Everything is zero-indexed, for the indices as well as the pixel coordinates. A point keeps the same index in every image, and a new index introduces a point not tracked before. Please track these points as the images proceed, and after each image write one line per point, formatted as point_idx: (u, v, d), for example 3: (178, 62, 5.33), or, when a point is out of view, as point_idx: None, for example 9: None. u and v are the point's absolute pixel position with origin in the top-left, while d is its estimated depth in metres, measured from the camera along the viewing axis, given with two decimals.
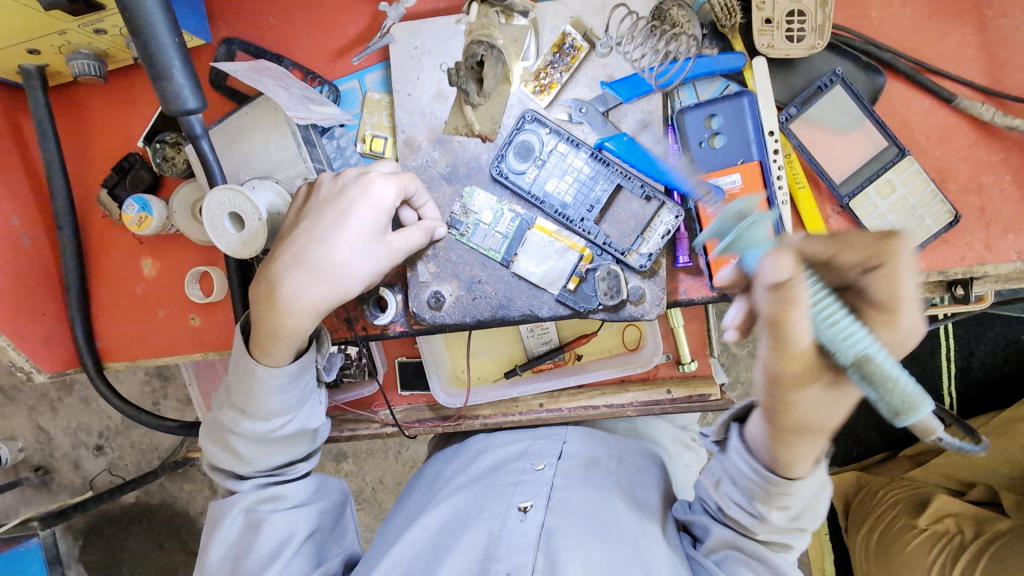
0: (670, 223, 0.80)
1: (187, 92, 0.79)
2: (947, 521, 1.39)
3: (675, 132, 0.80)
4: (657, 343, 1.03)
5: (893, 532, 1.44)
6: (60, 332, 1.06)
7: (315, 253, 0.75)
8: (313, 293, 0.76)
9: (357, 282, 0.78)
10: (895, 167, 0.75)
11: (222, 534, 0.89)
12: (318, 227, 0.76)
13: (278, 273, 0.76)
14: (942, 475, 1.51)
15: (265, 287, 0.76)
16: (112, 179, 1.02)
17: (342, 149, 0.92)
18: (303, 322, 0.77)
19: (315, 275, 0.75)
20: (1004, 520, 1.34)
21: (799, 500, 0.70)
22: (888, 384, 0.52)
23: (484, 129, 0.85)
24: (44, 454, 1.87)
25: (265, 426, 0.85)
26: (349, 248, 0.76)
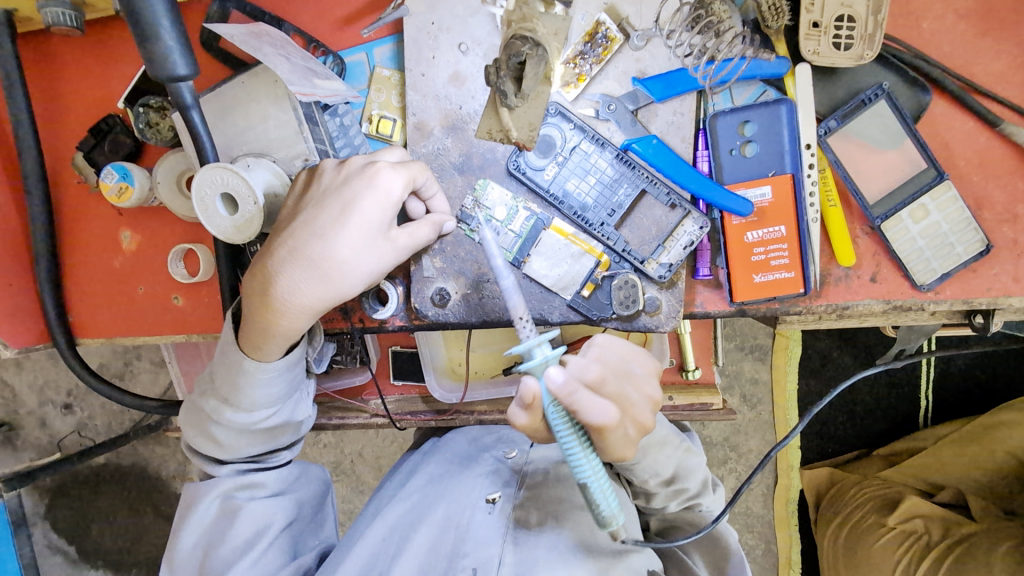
0: (694, 234, 0.77)
1: (177, 56, 0.71)
2: (915, 521, 1.41)
3: (706, 136, 0.76)
4: (663, 350, 1.02)
5: (862, 528, 1.47)
6: (26, 305, 0.98)
7: (314, 249, 0.69)
8: (310, 292, 0.70)
9: (358, 281, 0.72)
10: (932, 191, 0.73)
11: (195, 519, 0.84)
12: (318, 221, 0.70)
13: (273, 267, 0.70)
14: (913, 476, 1.55)
15: (257, 282, 0.70)
16: (88, 143, 0.94)
17: (345, 127, 0.85)
18: (297, 321, 0.72)
19: (314, 273, 0.70)
20: (969, 524, 1.36)
21: (664, 467, 0.89)
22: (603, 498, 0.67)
23: (522, 136, 0.78)
24: (10, 408, 1.79)
25: (247, 418, 0.80)
26: (351, 245, 0.70)
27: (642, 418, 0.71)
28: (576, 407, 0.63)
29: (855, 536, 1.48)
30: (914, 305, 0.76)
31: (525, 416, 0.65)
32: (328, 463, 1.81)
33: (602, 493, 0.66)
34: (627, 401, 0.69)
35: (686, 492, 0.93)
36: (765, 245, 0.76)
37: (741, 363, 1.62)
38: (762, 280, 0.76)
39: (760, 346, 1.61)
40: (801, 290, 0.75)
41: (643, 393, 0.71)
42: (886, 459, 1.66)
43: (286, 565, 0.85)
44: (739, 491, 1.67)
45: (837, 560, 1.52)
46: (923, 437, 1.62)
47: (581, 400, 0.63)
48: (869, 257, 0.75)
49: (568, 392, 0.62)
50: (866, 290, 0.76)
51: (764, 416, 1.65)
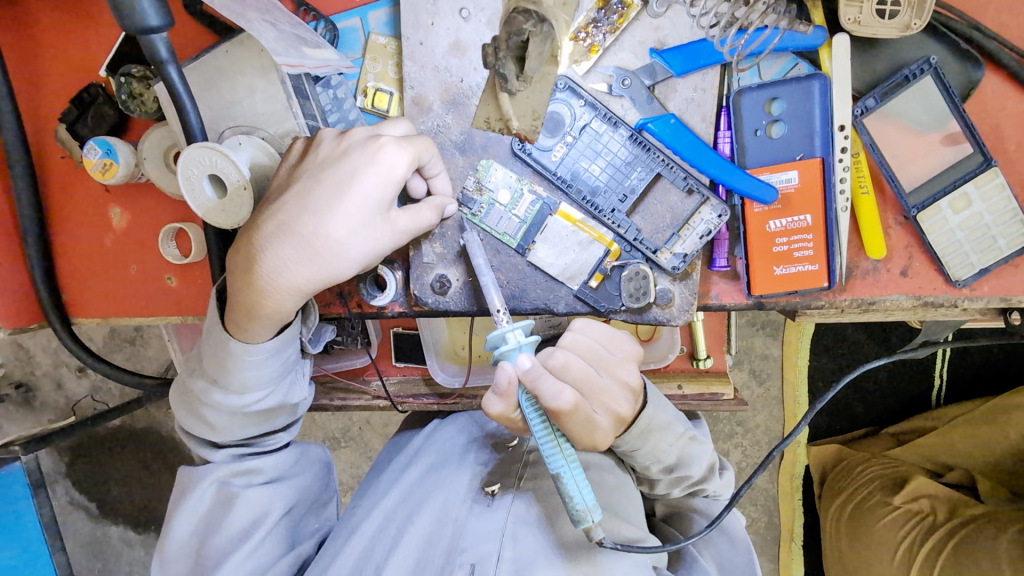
0: (711, 222, 0.71)
1: (146, 5, 0.63)
2: (921, 501, 1.38)
3: (729, 115, 0.70)
4: (674, 337, 0.99)
5: (867, 505, 1.45)
6: (17, 285, 0.95)
7: (306, 225, 0.63)
8: (299, 272, 0.64)
9: (352, 263, 0.66)
10: (977, 177, 0.68)
11: (191, 505, 0.84)
12: (312, 194, 0.64)
13: (260, 241, 0.64)
14: (923, 455, 1.51)
15: (242, 256, 0.65)
16: (71, 114, 0.89)
17: (339, 101, 0.79)
18: (285, 303, 0.66)
19: (304, 250, 0.64)
20: (978, 504, 1.32)
21: (665, 454, 0.84)
22: (575, 489, 0.64)
23: (524, 126, 0.73)
24: (25, 370, 1.78)
25: (238, 401, 0.78)
26: (347, 223, 0.64)
27: (619, 407, 0.70)
28: (538, 392, 0.63)
29: (860, 513, 1.47)
30: (947, 302, 0.71)
31: (501, 405, 0.65)
32: (336, 429, 1.81)
33: (575, 483, 0.64)
34: (601, 389, 0.68)
35: (689, 480, 0.88)
36: (788, 236, 0.70)
37: (753, 339, 1.58)
38: (782, 273, 0.71)
39: (773, 321, 1.56)
40: (825, 284, 0.70)
41: (619, 378, 0.70)
42: (896, 437, 1.63)
43: (285, 555, 0.85)
44: (744, 465, 1.63)
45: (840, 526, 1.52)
46: (935, 416, 1.59)
47: (545, 385, 0.63)
48: (901, 249, 0.71)
49: (533, 377, 0.63)
50: (895, 284, 0.72)
51: (772, 391, 1.60)
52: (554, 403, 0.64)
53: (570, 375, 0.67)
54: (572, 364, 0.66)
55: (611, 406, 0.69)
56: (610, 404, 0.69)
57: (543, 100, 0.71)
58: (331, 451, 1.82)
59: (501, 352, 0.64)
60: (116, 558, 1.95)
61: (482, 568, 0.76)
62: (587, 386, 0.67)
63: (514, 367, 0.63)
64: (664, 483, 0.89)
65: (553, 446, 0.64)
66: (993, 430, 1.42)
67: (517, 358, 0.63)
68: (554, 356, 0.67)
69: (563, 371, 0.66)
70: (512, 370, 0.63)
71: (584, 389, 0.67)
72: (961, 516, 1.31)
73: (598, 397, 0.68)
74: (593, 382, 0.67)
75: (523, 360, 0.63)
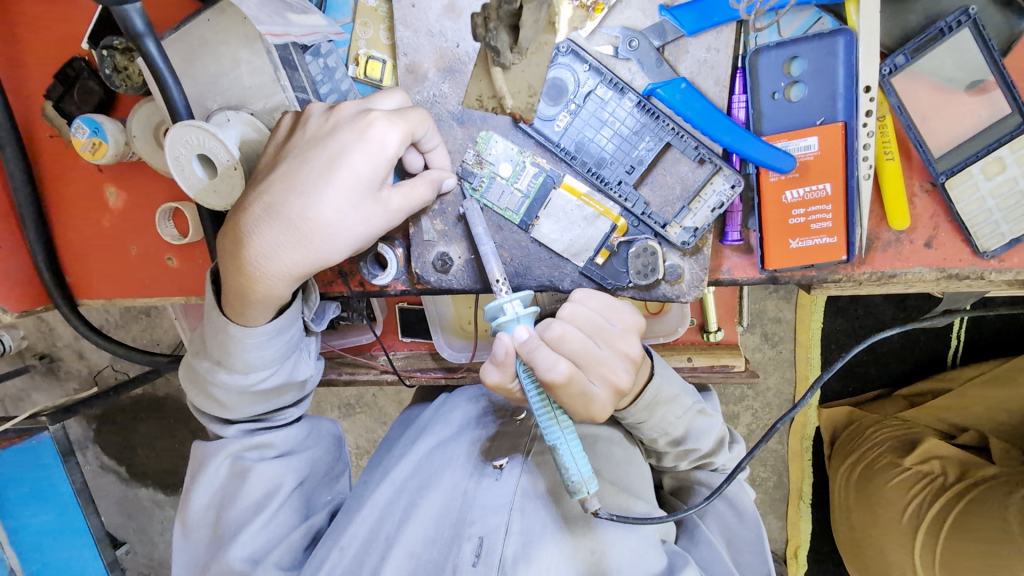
0: (724, 194, 0.68)
1: None
2: (932, 462, 1.37)
3: (745, 78, 0.66)
4: (684, 312, 0.95)
5: (877, 467, 1.46)
6: (20, 268, 0.94)
7: (294, 207, 0.61)
8: (289, 256, 0.62)
9: (343, 245, 0.64)
10: (1015, 140, 0.63)
11: (206, 479, 0.85)
12: (299, 175, 0.62)
13: (247, 225, 0.62)
14: (935, 417, 1.50)
15: (229, 240, 0.63)
16: (56, 90, 0.86)
17: (330, 70, 0.75)
18: (277, 287, 0.64)
19: (293, 234, 0.62)
20: (990, 466, 1.30)
21: (674, 426, 0.83)
22: (570, 460, 0.62)
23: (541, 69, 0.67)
24: (47, 342, 1.80)
25: (243, 380, 0.77)
26: (336, 205, 0.61)
27: (620, 378, 0.67)
28: (534, 363, 0.61)
29: (869, 475, 1.48)
30: (972, 274, 0.68)
31: (497, 374, 0.63)
32: (350, 396, 1.83)
33: (571, 454, 0.62)
34: (600, 360, 0.66)
35: (697, 453, 0.87)
36: (805, 207, 0.66)
37: (765, 303, 1.54)
38: (798, 246, 0.67)
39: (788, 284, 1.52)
40: (844, 257, 0.66)
41: (619, 349, 0.68)
42: (909, 399, 1.61)
43: (298, 526, 0.86)
44: (754, 427, 1.63)
45: (848, 489, 1.54)
46: (950, 378, 1.56)
47: (542, 356, 0.61)
48: (926, 219, 0.67)
49: (529, 348, 0.61)
50: (918, 256, 0.68)
51: (784, 354, 1.57)
52: (549, 375, 0.62)
53: (567, 346, 0.64)
54: (569, 336, 0.64)
55: (610, 377, 0.66)
56: (609, 375, 0.66)
57: (540, 74, 0.67)
58: (347, 417, 1.85)
59: (498, 322, 0.62)
60: (149, 518, 2.02)
61: (491, 540, 0.76)
62: (585, 358, 0.65)
63: (510, 336, 0.61)
64: (673, 456, 0.89)
65: (548, 416, 0.62)
66: (1009, 391, 1.39)
67: (515, 329, 0.61)
68: (552, 327, 0.64)
69: (561, 343, 0.64)
70: (509, 341, 0.61)
71: (581, 360, 0.65)
72: (970, 477, 1.30)
73: (597, 368, 0.66)
74: (591, 353, 0.65)
75: (520, 330, 0.61)
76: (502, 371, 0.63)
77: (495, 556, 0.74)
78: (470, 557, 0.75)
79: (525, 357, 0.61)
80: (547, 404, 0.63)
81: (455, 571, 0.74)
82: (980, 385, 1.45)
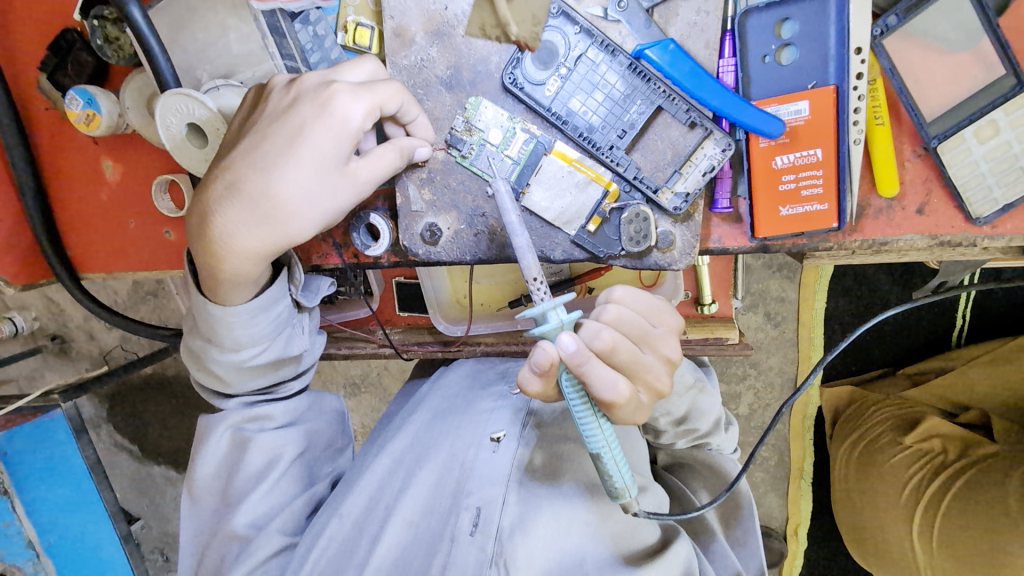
0: (715, 158, 0.67)
1: None
2: (933, 440, 1.38)
3: (734, 41, 0.64)
4: (678, 283, 0.95)
5: (879, 445, 1.47)
6: (23, 241, 0.97)
7: (255, 185, 0.62)
8: (252, 235, 0.63)
9: (309, 223, 0.64)
10: (1008, 103, 0.61)
11: (209, 451, 0.86)
12: (260, 152, 0.62)
13: (211, 203, 0.62)
14: (937, 396, 1.50)
15: (196, 221, 0.64)
16: (51, 63, 0.86)
17: (319, 38, 0.72)
18: (245, 266, 0.65)
19: (255, 211, 0.62)
20: (991, 444, 1.30)
21: (678, 405, 0.86)
22: (614, 468, 0.66)
23: (516, 27, 0.67)
24: (58, 323, 1.83)
25: (235, 357, 0.79)
26: (299, 181, 0.62)
27: (661, 382, 0.67)
28: (587, 378, 0.60)
29: (871, 451, 1.49)
30: (964, 241, 0.67)
31: (537, 383, 0.62)
32: (356, 375, 1.85)
33: (615, 463, 0.66)
34: (645, 367, 0.65)
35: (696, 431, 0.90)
36: (796, 172, 0.66)
37: (768, 282, 1.53)
38: (789, 213, 0.67)
39: (792, 264, 1.50)
40: (834, 225, 0.66)
41: (661, 353, 0.67)
42: (912, 379, 1.60)
43: (300, 494, 0.88)
44: (756, 407, 1.63)
45: (849, 472, 1.55)
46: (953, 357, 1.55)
47: (592, 369, 0.59)
48: (917, 184, 0.66)
49: (580, 361, 0.59)
50: (910, 223, 0.67)
51: (787, 333, 1.57)
52: (604, 394, 0.61)
53: (615, 352, 0.62)
54: (619, 346, 0.62)
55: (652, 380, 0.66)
56: (653, 381, 0.66)
57: (526, 40, 0.67)
58: (352, 396, 1.87)
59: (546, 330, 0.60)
60: (162, 494, 2.07)
61: (487, 510, 0.76)
62: (633, 366, 0.64)
63: (561, 344, 0.58)
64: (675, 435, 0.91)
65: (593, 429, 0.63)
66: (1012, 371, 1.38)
67: (560, 337, 0.59)
68: (603, 334, 0.61)
69: (611, 353, 0.62)
70: (556, 351, 0.59)
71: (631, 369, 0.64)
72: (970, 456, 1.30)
73: (643, 375, 0.65)
74: (639, 361, 0.64)
75: (570, 340, 0.59)
76: (543, 380, 0.62)
77: (492, 526, 0.75)
78: (468, 526, 0.76)
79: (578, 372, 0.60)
80: (593, 415, 0.64)
81: (453, 540, 0.75)
82: (983, 364, 1.45)
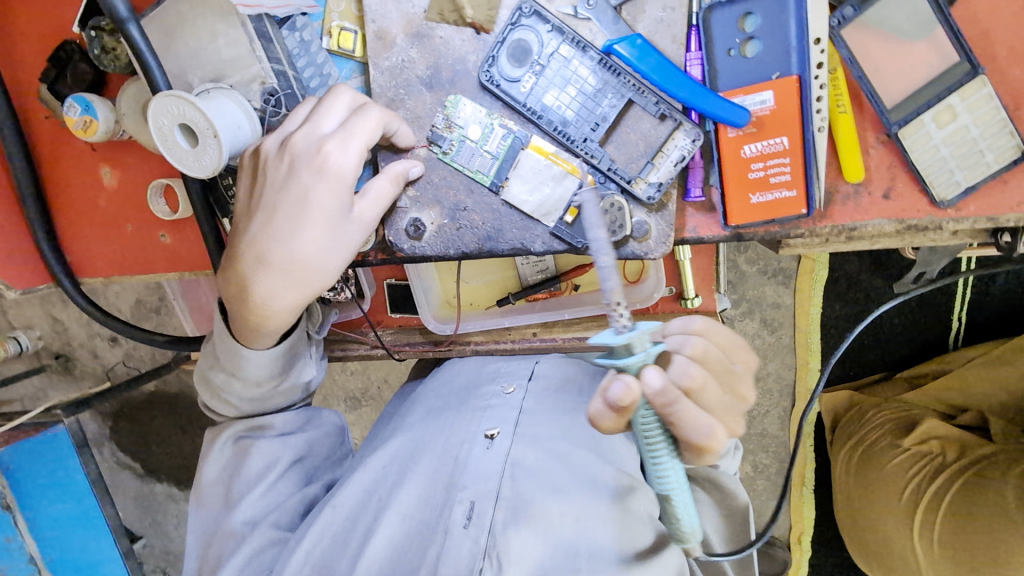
0: (685, 148, 0.69)
1: None
2: (931, 442, 1.37)
3: (700, 35, 0.67)
4: (660, 278, 0.96)
5: (878, 449, 1.44)
6: (24, 247, 0.99)
7: (281, 253, 0.68)
8: (288, 294, 0.70)
9: (334, 272, 0.72)
10: (963, 88, 0.63)
11: (214, 457, 0.90)
12: (279, 221, 0.69)
13: (245, 276, 0.70)
14: (935, 399, 1.49)
15: (234, 292, 0.71)
16: (50, 73, 0.90)
17: (306, 43, 0.77)
18: (284, 319, 0.73)
19: (287, 275, 0.69)
20: (989, 445, 1.30)
21: None
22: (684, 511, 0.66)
23: (478, 15, 0.71)
24: (62, 342, 1.85)
25: (258, 389, 0.86)
26: (320, 240, 0.69)
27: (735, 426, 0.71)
28: (675, 417, 0.62)
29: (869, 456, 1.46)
30: (930, 225, 0.68)
31: (609, 415, 0.63)
32: (356, 389, 1.86)
33: (685, 508, 0.67)
34: (728, 409, 0.69)
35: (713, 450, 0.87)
36: (764, 160, 0.68)
37: (763, 289, 1.54)
38: (759, 200, 0.69)
39: (785, 270, 1.51)
40: (804, 210, 0.68)
41: (739, 392, 0.72)
42: (910, 382, 1.59)
43: (294, 493, 0.88)
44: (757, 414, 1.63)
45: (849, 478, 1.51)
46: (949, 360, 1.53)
47: (681, 410, 0.62)
48: (882, 169, 0.68)
49: (671, 401, 0.61)
50: (877, 208, 0.69)
51: (784, 340, 1.58)
52: (687, 433, 0.63)
53: (700, 391, 0.65)
54: (709, 388, 0.65)
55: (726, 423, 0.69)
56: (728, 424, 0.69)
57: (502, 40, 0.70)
58: (353, 410, 1.88)
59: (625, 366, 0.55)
60: (164, 513, 2.07)
61: (480, 504, 0.77)
62: (717, 407, 0.67)
63: (647, 381, 0.59)
64: None
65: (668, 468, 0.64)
66: (1008, 372, 1.38)
67: (647, 372, 0.60)
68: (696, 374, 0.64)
69: (699, 393, 0.65)
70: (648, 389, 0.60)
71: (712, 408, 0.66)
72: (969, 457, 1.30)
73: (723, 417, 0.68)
74: (723, 403, 0.68)
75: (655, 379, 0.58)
76: (617, 414, 0.63)
77: (486, 519, 0.75)
78: (461, 519, 0.76)
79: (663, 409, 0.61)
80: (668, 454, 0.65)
81: (446, 533, 0.75)
82: (978, 367, 1.42)
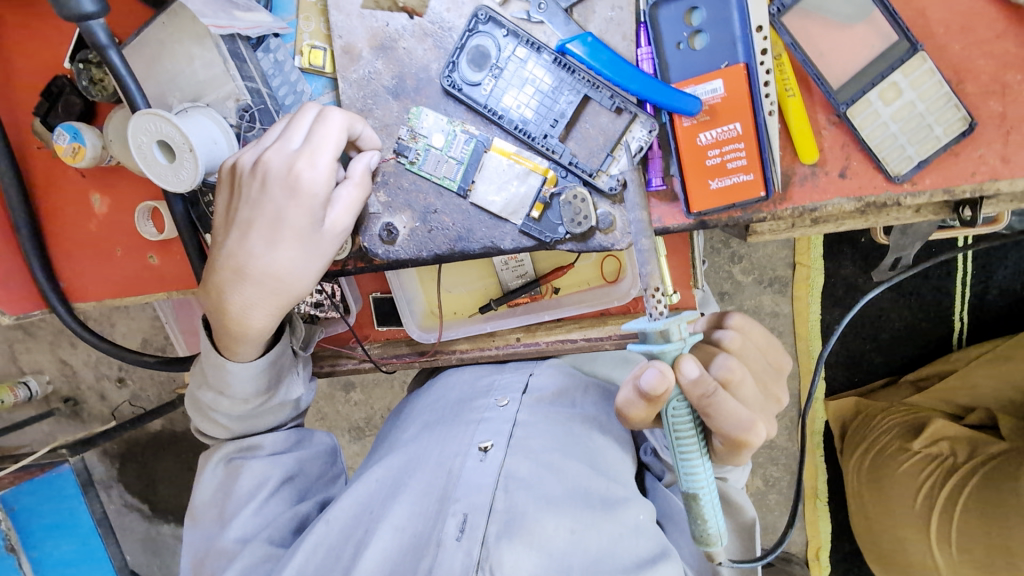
0: (642, 139, 0.72)
1: None
2: (941, 444, 1.33)
3: (648, 31, 0.70)
4: (634, 276, 0.99)
5: (886, 454, 1.41)
6: (20, 276, 1.02)
7: (257, 266, 0.69)
8: (266, 305, 0.71)
9: (311, 281, 0.73)
10: (903, 66, 0.66)
11: (207, 479, 0.89)
12: (253, 235, 0.69)
13: (223, 289, 0.70)
14: (940, 399, 1.45)
15: (213, 307, 0.71)
16: (43, 107, 0.94)
17: (279, 64, 0.81)
18: (264, 331, 0.74)
19: (264, 287, 0.70)
20: (996, 442, 1.27)
21: None
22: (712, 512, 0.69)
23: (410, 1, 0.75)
24: (71, 386, 1.87)
25: (245, 407, 0.86)
26: (295, 251, 0.70)
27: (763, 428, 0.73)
28: (711, 408, 0.65)
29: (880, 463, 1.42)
30: (889, 200, 0.70)
31: (639, 404, 0.66)
32: (360, 419, 1.85)
33: (712, 509, 0.70)
34: (759, 407, 0.72)
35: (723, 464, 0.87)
36: (720, 147, 0.69)
37: (761, 298, 1.52)
38: (718, 186, 0.70)
39: (780, 279, 1.50)
40: (763, 193, 0.69)
41: (773, 394, 0.77)
42: (915, 385, 1.53)
43: (287, 509, 0.87)
44: None
45: (861, 487, 1.47)
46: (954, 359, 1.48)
47: (718, 401, 0.65)
48: (836, 150, 0.69)
49: (708, 393, 0.64)
50: (835, 186, 0.70)
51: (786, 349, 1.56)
52: (722, 426, 0.66)
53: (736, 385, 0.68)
54: (744, 384, 0.68)
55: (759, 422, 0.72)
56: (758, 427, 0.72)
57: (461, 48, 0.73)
58: (357, 440, 1.87)
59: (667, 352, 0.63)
60: (172, 555, 2.04)
61: (473, 515, 0.74)
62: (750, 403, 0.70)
63: (686, 372, 0.64)
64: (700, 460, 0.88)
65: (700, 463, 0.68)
66: (1015, 367, 1.33)
67: (685, 362, 0.64)
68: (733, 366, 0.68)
69: (734, 388, 0.68)
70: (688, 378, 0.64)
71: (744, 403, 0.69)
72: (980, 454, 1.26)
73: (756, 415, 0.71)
74: (756, 400, 0.71)
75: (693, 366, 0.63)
76: (650, 403, 0.66)
77: (479, 530, 0.72)
78: (454, 531, 0.73)
79: (700, 398, 0.64)
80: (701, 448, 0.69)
81: (439, 544, 0.72)
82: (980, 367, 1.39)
